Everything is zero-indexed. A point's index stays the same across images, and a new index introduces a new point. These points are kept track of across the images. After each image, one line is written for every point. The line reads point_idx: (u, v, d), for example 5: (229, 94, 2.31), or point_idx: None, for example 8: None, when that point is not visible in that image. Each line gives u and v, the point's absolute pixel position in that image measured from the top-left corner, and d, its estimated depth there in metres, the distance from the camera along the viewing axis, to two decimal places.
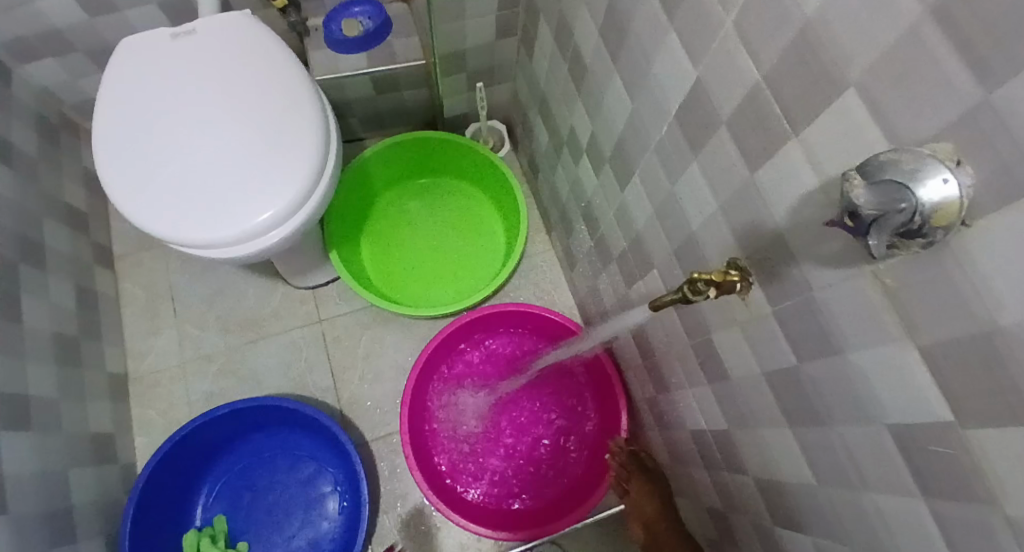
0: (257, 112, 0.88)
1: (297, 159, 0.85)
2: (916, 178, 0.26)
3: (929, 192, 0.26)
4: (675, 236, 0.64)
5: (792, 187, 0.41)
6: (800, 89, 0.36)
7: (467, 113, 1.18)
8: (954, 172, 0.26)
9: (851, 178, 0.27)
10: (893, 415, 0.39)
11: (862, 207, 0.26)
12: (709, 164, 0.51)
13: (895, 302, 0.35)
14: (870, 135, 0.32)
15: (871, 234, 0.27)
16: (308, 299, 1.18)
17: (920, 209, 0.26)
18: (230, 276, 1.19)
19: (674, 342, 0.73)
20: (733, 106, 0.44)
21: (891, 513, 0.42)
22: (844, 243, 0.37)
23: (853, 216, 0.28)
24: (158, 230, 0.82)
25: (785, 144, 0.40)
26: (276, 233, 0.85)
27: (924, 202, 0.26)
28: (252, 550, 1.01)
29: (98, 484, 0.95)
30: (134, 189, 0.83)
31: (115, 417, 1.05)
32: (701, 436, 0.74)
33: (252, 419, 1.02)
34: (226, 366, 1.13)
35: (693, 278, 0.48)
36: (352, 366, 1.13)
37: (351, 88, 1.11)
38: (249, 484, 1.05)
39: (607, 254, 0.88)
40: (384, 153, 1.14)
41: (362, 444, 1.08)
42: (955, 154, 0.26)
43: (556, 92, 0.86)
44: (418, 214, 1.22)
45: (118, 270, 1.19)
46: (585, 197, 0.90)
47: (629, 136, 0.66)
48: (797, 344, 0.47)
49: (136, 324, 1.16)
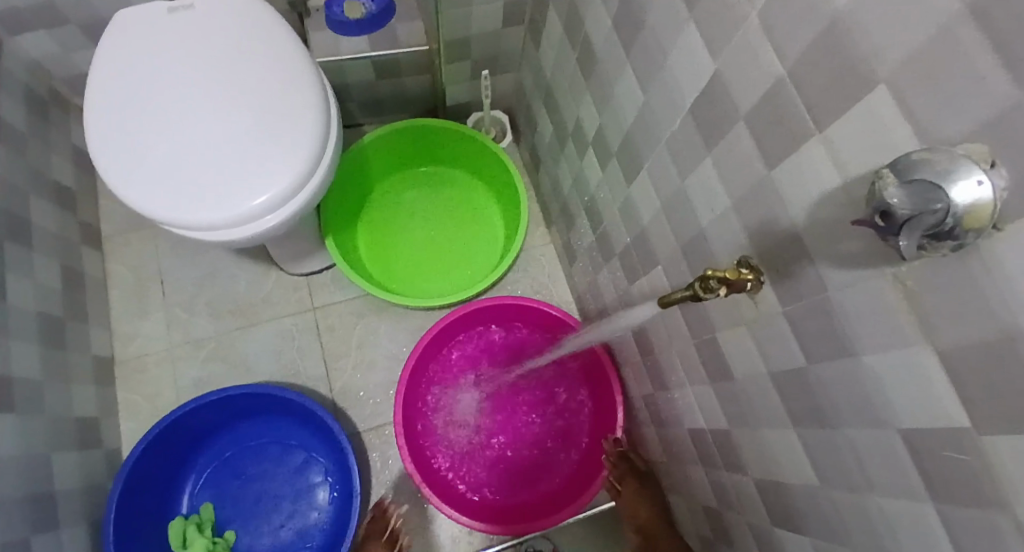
0: (256, 93, 0.85)
1: (296, 141, 0.83)
2: (948, 178, 0.24)
3: (961, 193, 0.24)
4: (683, 232, 0.63)
5: (811, 185, 0.40)
6: (826, 85, 0.35)
7: (470, 102, 1.17)
8: (988, 174, 0.25)
9: (885, 175, 0.26)
10: (904, 418, 0.38)
11: (895, 206, 0.25)
12: (723, 159, 0.50)
13: (914, 304, 0.34)
14: (897, 134, 0.31)
15: (902, 235, 0.26)
16: (301, 286, 1.15)
17: (953, 210, 0.24)
18: (222, 260, 1.16)
19: (676, 340, 0.72)
20: (752, 100, 0.43)
21: (897, 517, 0.42)
22: (865, 243, 0.36)
23: (883, 215, 0.27)
24: (149, 209, 0.79)
25: (806, 140, 0.39)
26: (272, 217, 0.82)
27: (956, 204, 0.24)
28: (239, 539, 0.99)
29: (82, 469, 0.92)
30: (126, 168, 0.81)
31: (100, 401, 1.02)
32: (700, 434, 0.74)
33: (241, 406, 0.99)
34: (215, 351, 1.10)
35: (706, 275, 0.48)
36: (345, 356, 1.11)
37: (352, 72, 1.09)
38: (237, 472, 1.03)
39: (609, 249, 0.87)
40: (385, 139, 1.12)
41: (354, 435, 1.06)
42: (989, 155, 0.25)
43: (563, 83, 0.85)
44: (416, 203, 1.20)
45: (106, 250, 1.16)
46: (588, 191, 0.89)
47: (639, 129, 0.65)
48: (807, 344, 0.47)
49: (123, 306, 1.13)
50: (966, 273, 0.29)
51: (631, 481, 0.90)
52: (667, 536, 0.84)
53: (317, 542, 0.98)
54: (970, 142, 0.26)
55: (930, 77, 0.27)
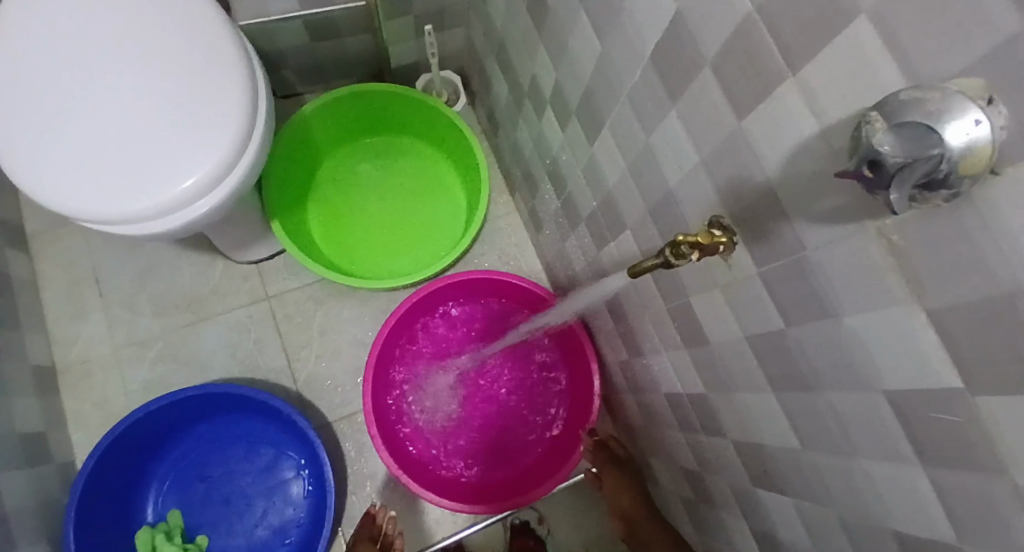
0: (173, 64, 0.75)
1: (222, 116, 0.74)
2: (940, 119, 0.20)
3: (953, 135, 0.20)
4: (650, 193, 0.59)
5: (785, 136, 0.36)
6: (801, 21, 0.30)
7: (418, 62, 1.09)
8: (986, 112, 0.20)
9: (872, 120, 0.22)
10: (891, 381, 0.36)
11: (885, 154, 0.21)
12: (690, 111, 0.46)
13: (901, 261, 0.31)
14: (880, 70, 0.26)
15: (892, 189, 0.22)
16: (252, 275, 1.08)
17: (945, 155, 0.20)
18: (163, 252, 1.07)
19: (648, 306, 0.69)
20: (719, 42, 0.38)
21: (882, 478, 0.41)
22: (846, 198, 0.32)
23: (872, 166, 0.22)
24: (61, 204, 0.70)
25: (780, 85, 0.34)
26: (204, 203, 0.75)
27: (949, 147, 0.20)
28: (212, 542, 0.95)
29: (34, 489, 0.86)
30: (30, 158, 0.71)
31: (45, 415, 0.94)
32: (677, 399, 0.73)
33: (199, 407, 0.94)
34: (166, 352, 1.03)
35: (677, 240, 0.44)
36: (307, 345, 1.05)
37: (283, 35, 0.98)
38: (202, 475, 0.98)
39: (576, 214, 0.83)
40: (328, 108, 1.03)
41: (324, 426, 1.02)
42: (985, 91, 0.20)
43: (515, 36, 0.78)
44: (369, 177, 1.13)
45: (33, 250, 1.05)
46: (550, 154, 0.83)
47: (598, 83, 0.59)
48: (785, 307, 0.44)
49: (59, 309, 1.04)
50: (952, 232, 0.26)
51: (609, 469, 0.90)
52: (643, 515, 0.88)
53: (295, 537, 0.95)
54: (961, 79, 0.21)
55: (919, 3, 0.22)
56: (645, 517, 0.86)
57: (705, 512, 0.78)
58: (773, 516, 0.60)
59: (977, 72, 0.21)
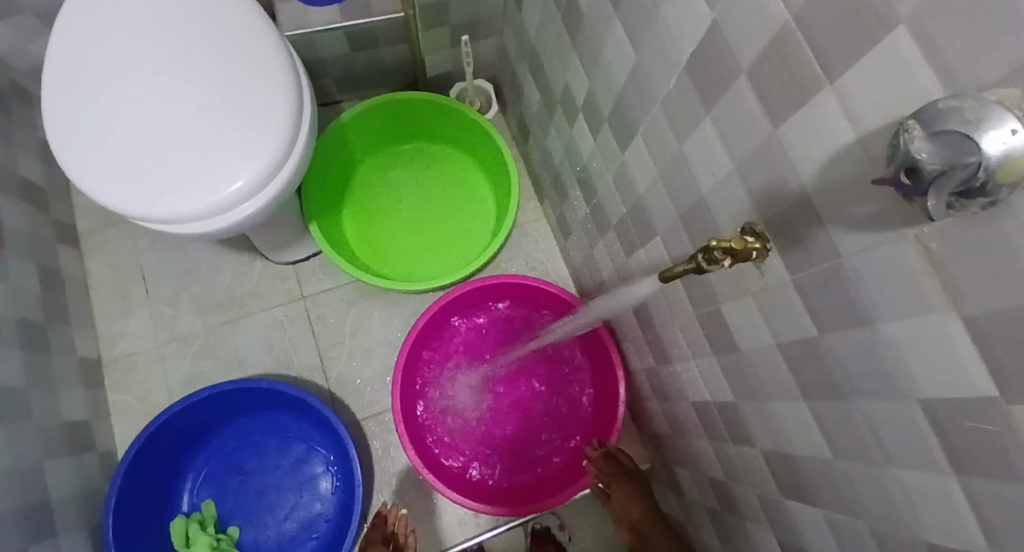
0: (222, 73, 0.80)
1: (267, 122, 0.78)
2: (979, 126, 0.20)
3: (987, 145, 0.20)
4: (682, 201, 0.60)
5: (822, 143, 0.36)
6: (840, 27, 0.30)
7: (453, 71, 1.12)
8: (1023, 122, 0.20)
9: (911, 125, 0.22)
10: (927, 389, 0.36)
11: (923, 161, 0.21)
12: (724, 118, 0.47)
13: (938, 268, 0.31)
14: (920, 77, 0.27)
15: (930, 196, 0.22)
16: (289, 276, 1.12)
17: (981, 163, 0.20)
18: (205, 252, 1.12)
19: (677, 313, 0.70)
20: (757, 50, 0.39)
21: (916, 489, 0.40)
22: (883, 203, 0.33)
23: (910, 172, 0.23)
24: (119, 203, 0.75)
25: (818, 93, 0.35)
26: (249, 205, 0.79)
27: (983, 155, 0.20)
28: (244, 534, 0.98)
29: (77, 474, 0.90)
30: (91, 159, 0.76)
31: (91, 404, 0.99)
32: (704, 407, 0.72)
33: (235, 402, 0.97)
34: (205, 347, 1.08)
35: (710, 246, 0.45)
36: (339, 344, 1.09)
37: (324, 45, 1.02)
38: (236, 467, 1.01)
39: (604, 221, 0.84)
40: (365, 116, 1.07)
41: (353, 423, 1.05)
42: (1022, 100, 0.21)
43: (548, 46, 0.80)
44: (401, 182, 1.16)
45: (84, 249, 1.12)
46: (580, 161, 0.85)
47: (632, 92, 0.61)
48: (819, 314, 0.44)
49: (106, 305, 1.09)
50: (987, 238, 0.26)
51: (620, 479, 0.89)
52: (656, 530, 0.87)
53: (323, 532, 0.98)
54: (1003, 85, 0.22)
55: (957, 12, 0.23)
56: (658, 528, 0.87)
57: (731, 524, 0.77)
58: (803, 529, 0.59)
59: (1017, 78, 0.21)
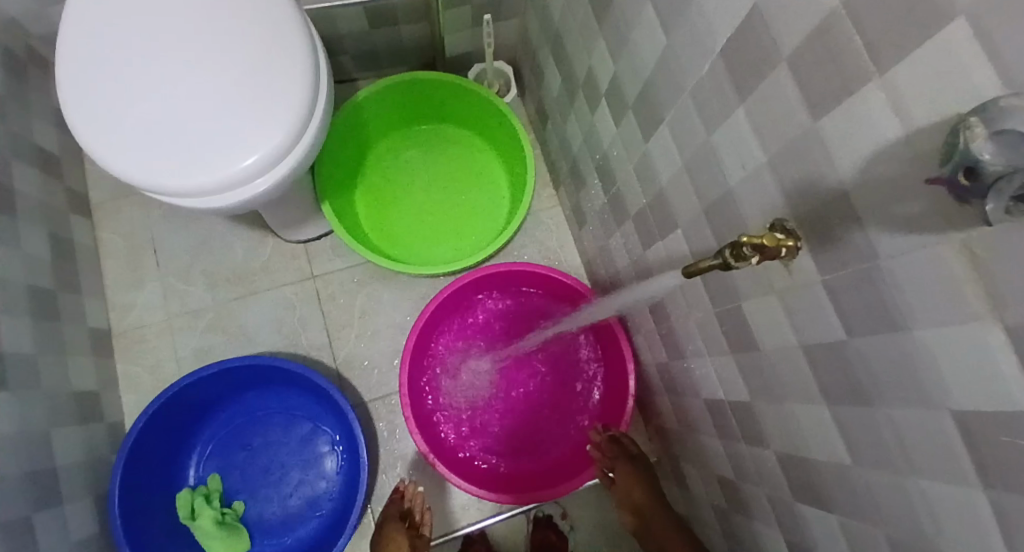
0: (238, 45, 0.78)
1: (284, 97, 0.77)
2: None
3: None
4: (707, 193, 0.58)
5: (865, 138, 0.35)
6: (888, 15, 0.29)
7: (472, 51, 1.10)
8: None
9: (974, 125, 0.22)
10: (959, 399, 0.34)
11: (984, 162, 0.21)
12: (758, 108, 0.45)
13: (984, 276, 0.29)
14: (976, 74, 0.24)
15: (988, 199, 0.22)
16: (300, 255, 1.11)
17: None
18: (216, 227, 1.12)
19: (695, 309, 0.68)
20: (799, 36, 0.37)
21: (940, 501, 0.39)
22: (928, 204, 0.31)
23: (970, 172, 0.22)
24: (133, 175, 0.74)
25: (864, 84, 0.33)
26: (262, 182, 0.78)
27: None
28: (248, 509, 0.99)
29: (83, 443, 0.91)
30: (105, 130, 0.75)
31: (99, 375, 1.00)
32: (717, 405, 0.71)
33: (244, 378, 0.98)
34: (214, 323, 1.08)
35: (739, 241, 0.43)
36: (348, 325, 1.08)
37: (343, 21, 1.00)
38: (243, 443, 1.02)
39: (622, 211, 0.82)
40: (382, 95, 1.05)
41: (360, 405, 1.05)
42: None
43: (573, 29, 0.77)
44: (415, 164, 1.14)
45: (96, 219, 1.11)
46: (600, 148, 0.83)
47: (660, 78, 0.59)
48: (849, 317, 0.43)
49: (118, 276, 1.09)
50: None
51: (630, 465, 0.89)
52: (657, 518, 0.86)
53: (327, 511, 0.98)
54: None
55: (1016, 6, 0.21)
56: (660, 521, 0.86)
57: (737, 522, 0.76)
58: (814, 532, 0.58)
59: None
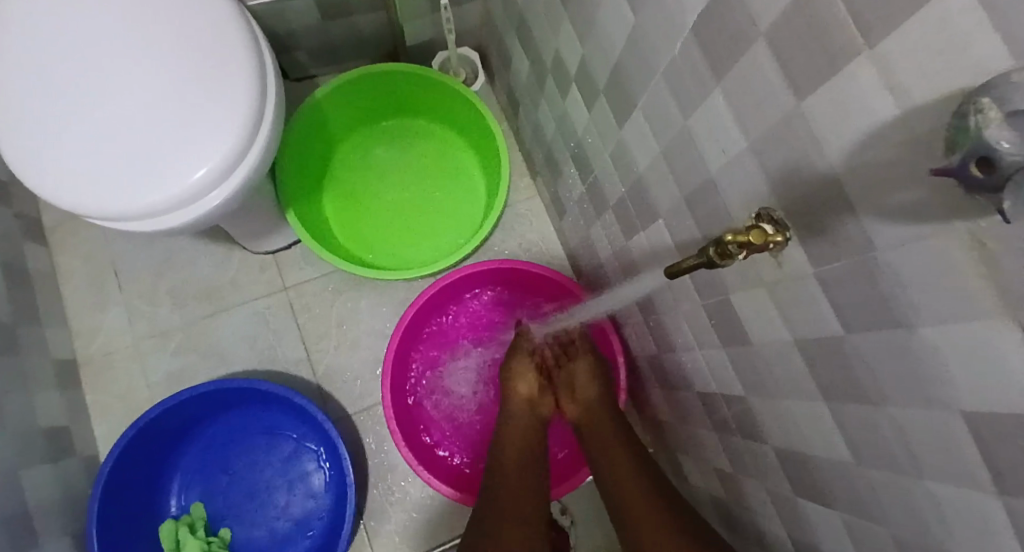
0: (176, 51, 0.72)
1: (230, 103, 0.71)
2: None
3: None
4: (687, 181, 0.54)
5: (855, 122, 0.31)
6: None
7: (434, 38, 1.04)
8: None
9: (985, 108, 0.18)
10: (968, 400, 0.32)
11: (1002, 152, 0.17)
12: (737, 92, 0.41)
13: (994, 272, 0.26)
14: (981, 52, 0.21)
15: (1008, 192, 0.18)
16: (269, 266, 1.07)
17: None
18: (179, 243, 1.06)
19: (682, 302, 0.65)
20: (776, 11, 0.33)
21: (950, 502, 0.37)
22: (929, 193, 0.28)
23: (984, 164, 0.18)
24: (74, 201, 0.68)
25: (851, 62, 0.29)
26: (215, 195, 0.72)
27: None
28: (234, 535, 0.96)
29: (57, 482, 0.87)
30: (38, 154, 0.69)
31: (68, 407, 0.95)
32: (711, 398, 0.69)
33: (220, 400, 0.94)
34: (186, 344, 1.03)
35: (723, 240, 0.40)
36: (326, 335, 1.04)
37: (295, 14, 0.94)
38: (225, 467, 0.99)
39: (601, 200, 0.79)
40: (342, 92, 0.99)
41: (344, 418, 1.02)
42: None
43: (537, 9, 0.72)
44: (384, 162, 1.09)
45: (52, 243, 1.06)
46: (574, 135, 0.78)
47: (630, 61, 0.54)
48: (845, 313, 0.40)
49: (79, 302, 1.04)
50: None
51: (583, 361, 0.86)
52: None
53: (317, 530, 0.96)
54: None
55: None
56: None
57: (738, 512, 0.75)
58: (816, 527, 0.57)
59: None
